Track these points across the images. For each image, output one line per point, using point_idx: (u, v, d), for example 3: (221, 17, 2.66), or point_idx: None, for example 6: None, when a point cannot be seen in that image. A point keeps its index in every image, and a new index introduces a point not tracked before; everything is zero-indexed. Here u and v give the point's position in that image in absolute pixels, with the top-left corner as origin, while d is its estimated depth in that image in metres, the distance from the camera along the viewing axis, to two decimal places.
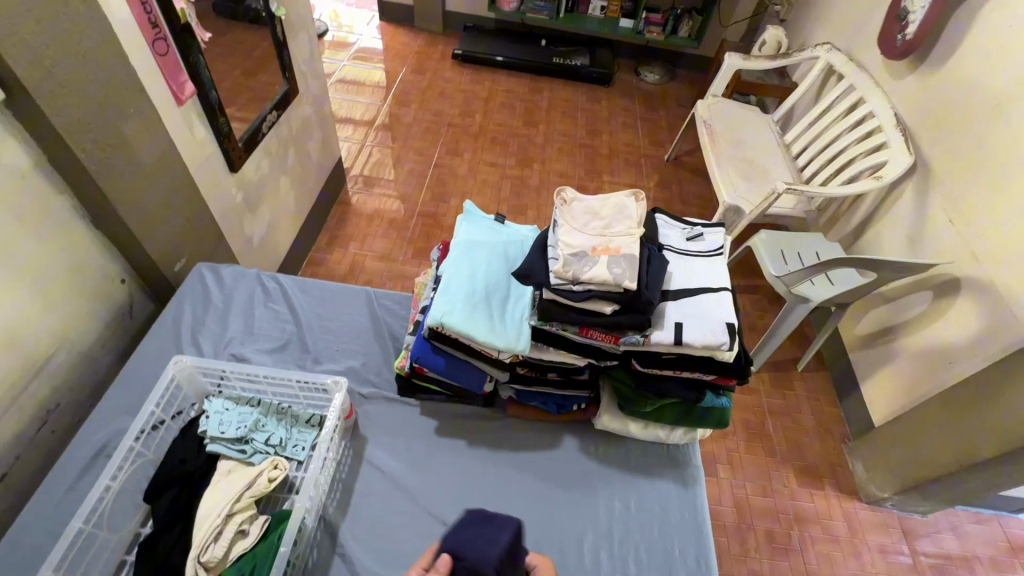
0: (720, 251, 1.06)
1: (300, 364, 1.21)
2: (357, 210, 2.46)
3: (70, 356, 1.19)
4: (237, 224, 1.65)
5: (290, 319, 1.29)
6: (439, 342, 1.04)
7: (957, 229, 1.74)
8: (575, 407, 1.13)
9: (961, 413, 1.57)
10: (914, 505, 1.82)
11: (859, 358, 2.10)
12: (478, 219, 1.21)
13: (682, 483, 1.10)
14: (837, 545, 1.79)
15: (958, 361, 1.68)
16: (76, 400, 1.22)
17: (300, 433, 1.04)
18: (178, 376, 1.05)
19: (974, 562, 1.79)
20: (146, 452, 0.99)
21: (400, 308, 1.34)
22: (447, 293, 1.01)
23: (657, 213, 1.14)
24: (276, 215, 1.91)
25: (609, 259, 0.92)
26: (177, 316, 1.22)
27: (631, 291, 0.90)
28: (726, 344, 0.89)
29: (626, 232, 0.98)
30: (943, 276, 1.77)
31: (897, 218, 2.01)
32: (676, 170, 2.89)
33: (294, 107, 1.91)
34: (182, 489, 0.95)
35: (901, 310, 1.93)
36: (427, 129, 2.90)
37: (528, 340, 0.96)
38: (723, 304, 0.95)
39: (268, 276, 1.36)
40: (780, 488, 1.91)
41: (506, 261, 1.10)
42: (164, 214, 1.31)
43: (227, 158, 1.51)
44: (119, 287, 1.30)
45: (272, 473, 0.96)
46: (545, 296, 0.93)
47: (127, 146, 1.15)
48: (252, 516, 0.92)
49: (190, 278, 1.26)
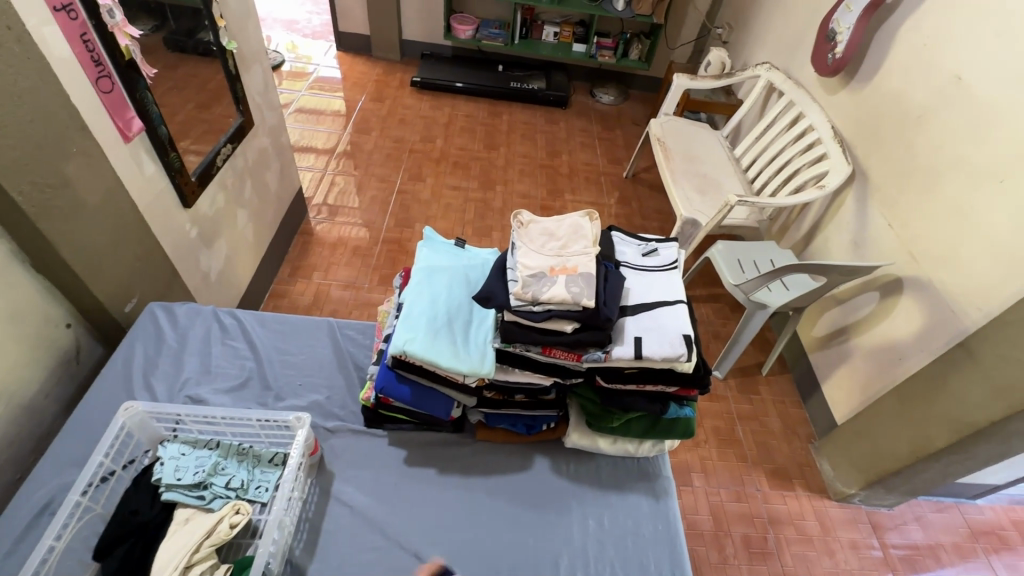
0: (675, 265, 1.10)
1: (262, 401, 1.18)
2: (320, 239, 2.43)
3: (10, 409, 1.12)
4: (192, 260, 1.61)
5: (250, 355, 1.26)
6: (404, 371, 1.03)
7: (895, 232, 1.85)
8: (545, 427, 1.14)
9: (912, 406, 1.65)
10: (879, 499, 1.88)
11: (818, 359, 2.18)
12: (439, 244, 1.21)
13: (654, 495, 1.11)
14: (810, 545, 1.83)
15: (906, 357, 1.77)
16: (17, 455, 1.14)
17: (262, 474, 1.00)
18: (129, 423, 1.00)
19: (939, 550, 1.85)
20: (94, 507, 0.93)
21: (364, 338, 1.32)
22: (409, 321, 1.00)
23: (613, 231, 1.18)
24: (234, 248, 1.87)
25: (567, 279, 0.94)
26: (128, 359, 1.17)
27: (590, 309, 0.92)
28: (684, 355, 0.92)
29: (583, 251, 1.00)
30: (887, 277, 1.87)
31: (842, 224, 2.12)
32: (635, 187, 2.97)
33: (250, 138, 1.89)
34: (136, 542, 0.90)
35: (852, 311, 2.02)
36: (389, 155, 2.91)
37: (492, 363, 0.97)
38: (679, 317, 0.98)
39: (225, 312, 1.33)
40: (753, 492, 1.94)
41: (468, 285, 1.10)
42: (112, 254, 1.26)
43: (179, 193, 1.48)
44: (65, 332, 1.24)
45: (232, 519, 0.91)
46: (506, 318, 0.95)
47: (71, 187, 1.12)
48: (213, 565, 0.87)
49: (142, 319, 1.22)
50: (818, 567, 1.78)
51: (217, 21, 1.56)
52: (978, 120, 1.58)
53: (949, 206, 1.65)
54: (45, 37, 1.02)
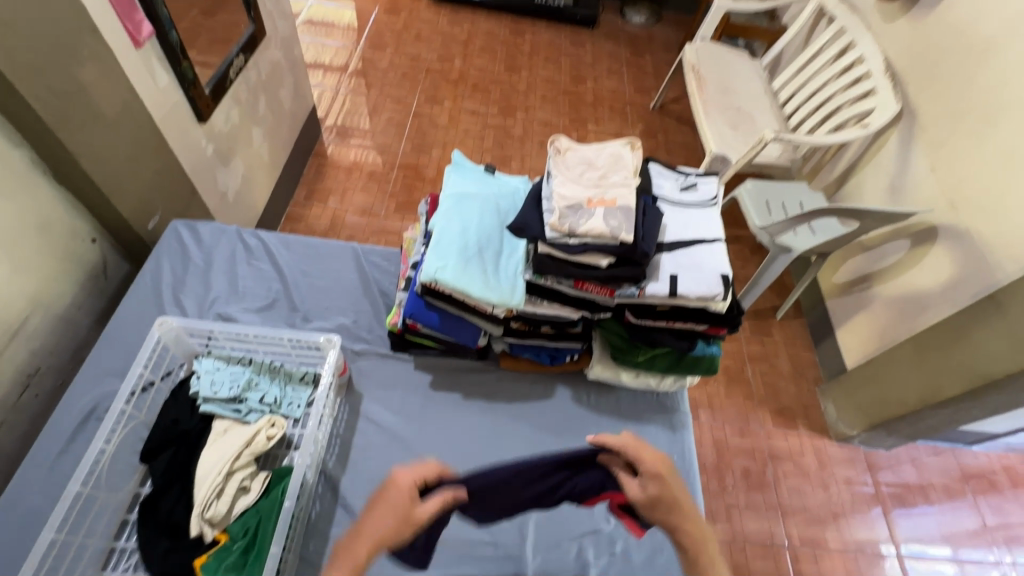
0: (714, 201, 1.05)
1: (290, 322, 1.19)
2: (335, 162, 2.36)
3: (47, 320, 1.14)
4: (210, 178, 1.57)
5: (275, 277, 1.25)
6: (433, 298, 1.02)
7: (937, 178, 1.76)
8: (568, 358, 1.15)
9: (930, 355, 1.65)
10: (879, 441, 1.94)
11: (835, 305, 2.17)
12: (468, 170, 1.17)
13: (671, 427, 1.14)
14: (807, 479, 1.91)
15: (929, 308, 1.75)
16: (59, 363, 1.18)
17: (294, 391, 1.04)
18: (164, 337, 1.01)
19: (929, 489, 1.94)
20: (137, 414, 0.97)
21: (388, 264, 1.31)
22: (439, 249, 0.98)
23: (651, 163, 1.12)
24: (250, 168, 1.82)
25: (605, 211, 0.91)
26: (157, 274, 1.18)
27: (628, 243, 0.89)
28: (720, 295, 0.91)
29: (622, 182, 0.96)
30: (921, 225, 1.81)
31: (880, 167, 2.02)
32: (662, 119, 2.83)
33: (262, 50, 1.78)
34: (180, 448, 0.94)
35: (878, 259, 1.98)
36: (405, 75, 2.76)
37: (523, 294, 0.96)
38: (717, 256, 0.95)
39: (248, 232, 1.30)
40: (757, 429, 2.00)
41: (498, 214, 1.07)
42: (132, 169, 1.23)
43: (194, 107, 1.41)
44: (91, 247, 1.24)
45: (269, 432, 0.96)
46: (540, 250, 0.92)
47: (86, 95, 1.07)
48: (252, 473, 0.93)
49: (166, 236, 1.21)
50: (812, 499, 1.87)
51: None
52: None
53: (1000, 152, 1.56)
54: None
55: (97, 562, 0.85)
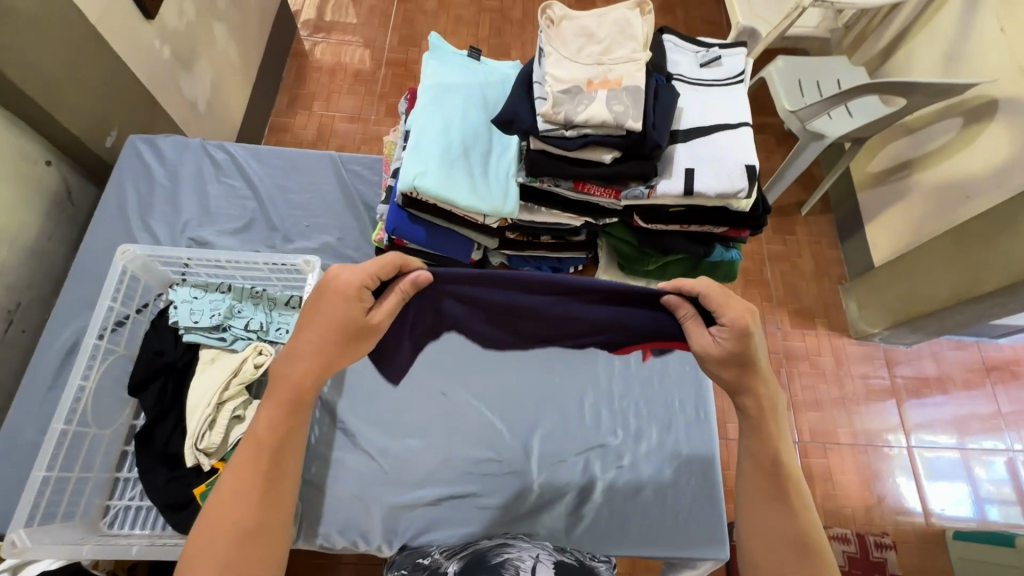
0: (741, 78, 0.88)
1: (270, 244, 1.11)
2: (315, 62, 2.13)
3: (16, 252, 1.07)
4: (173, 86, 1.40)
5: (250, 194, 1.15)
6: (416, 210, 0.91)
7: (1007, 41, 1.51)
8: (571, 270, 1.06)
9: (969, 248, 1.52)
10: (900, 337, 1.87)
11: (868, 197, 1.99)
12: (449, 54, 0.99)
13: None
14: (822, 378, 1.88)
15: (976, 197, 1.58)
16: (40, 296, 1.13)
17: (281, 316, 0.98)
18: (130, 267, 0.94)
19: (948, 383, 1.90)
20: (117, 348, 0.93)
21: (372, 174, 1.18)
22: (418, 151, 0.86)
23: (666, 34, 0.94)
24: (219, 72, 1.63)
25: (608, 94, 0.75)
26: (120, 198, 1.08)
27: (635, 133, 0.75)
28: (744, 192, 0.78)
29: (630, 57, 0.79)
30: (979, 98, 1.58)
31: (937, 31, 1.73)
32: None
33: None
34: (168, 380, 0.91)
35: (922, 143, 1.77)
36: None
37: (516, 200, 0.84)
38: (743, 144, 0.81)
39: (214, 145, 1.17)
40: (773, 330, 1.94)
41: (485, 108, 0.92)
42: (73, 77, 1.08)
43: (138, 2, 1.21)
44: (48, 170, 1.13)
45: (257, 360, 0.91)
46: (532, 146, 0.79)
47: None
48: (245, 402, 0.90)
49: (124, 154, 1.09)
50: (825, 395, 1.85)
51: None
52: None
53: None
54: None
55: (104, 491, 0.88)
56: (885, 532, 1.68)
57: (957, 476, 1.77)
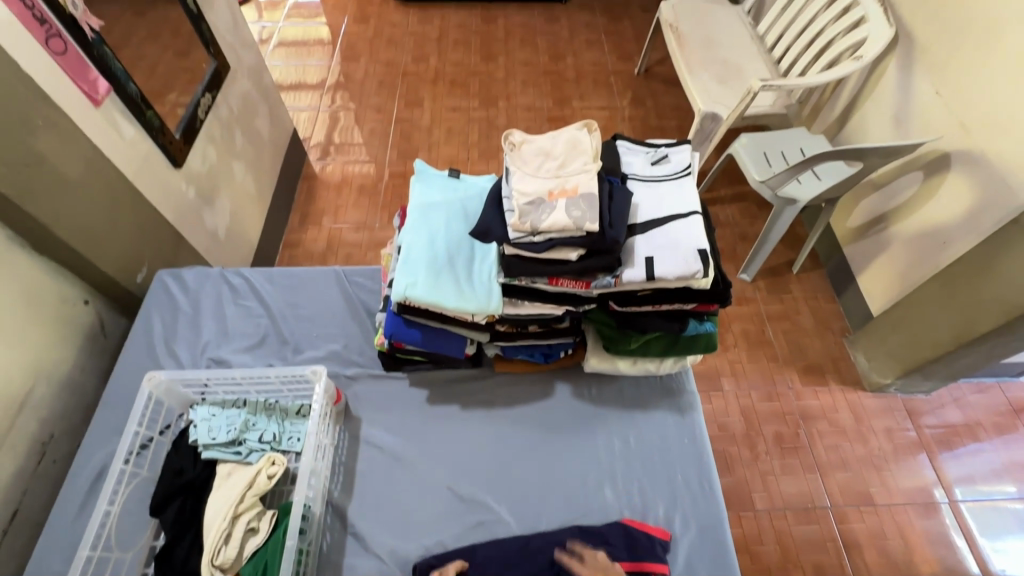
0: (688, 171, 1.00)
1: (282, 356, 1.20)
2: (324, 182, 2.36)
3: (51, 387, 1.16)
4: (197, 221, 1.58)
5: (263, 313, 1.26)
6: (411, 315, 1.00)
7: (944, 100, 1.63)
8: (562, 354, 1.12)
9: (957, 289, 1.55)
10: (916, 386, 1.84)
11: (853, 251, 2.06)
12: (432, 177, 1.14)
13: (678, 411, 1.10)
14: (844, 436, 1.83)
15: (952, 242, 1.63)
16: (71, 427, 1.21)
17: (292, 425, 1.04)
18: (155, 392, 1.03)
19: (978, 429, 1.84)
20: (140, 471, 0.99)
21: (373, 283, 1.29)
22: (408, 265, 0.96)
23: (619, 140, 1.07)
24: (237, 202, 1.83)
25: (567, 202, 0.87)
26: (148, 329, 1.20)
27: (594, 232, 0.86)
28: (701, 271, 0.86)
29: (583, 169, 0.92)
30: (932, 153, 1.69)
31: (882, 98, 1.88)
32: (649, 83, 2.72)
33: (230, 82, 1.78)
34: (187, 498, 0.95)
35: (890, 198, 1.86)
36: (383, 82, 2.73)
37: (499, 299, 0.93)
38: (694, 229, 0.90)
39: (231, 272, 1.31)
40: (785, 390, 1.93)
41: (466, 220, 1.04)
42: (111, 227, 1.24)
43: (167, 153, 1.42)
44: (85, 309, 1.26)
45: (270, 470, 0.95)
46: (507, 252, 0.89)
47: (46, 162, 1.08)
48: (259, 513, 0.93)
49: (153, 289, 1.22)
50: (852, 455, 1.79)
51: None
52: None
53: (1010, 61, 1.43)
54: None
55: None
56: None
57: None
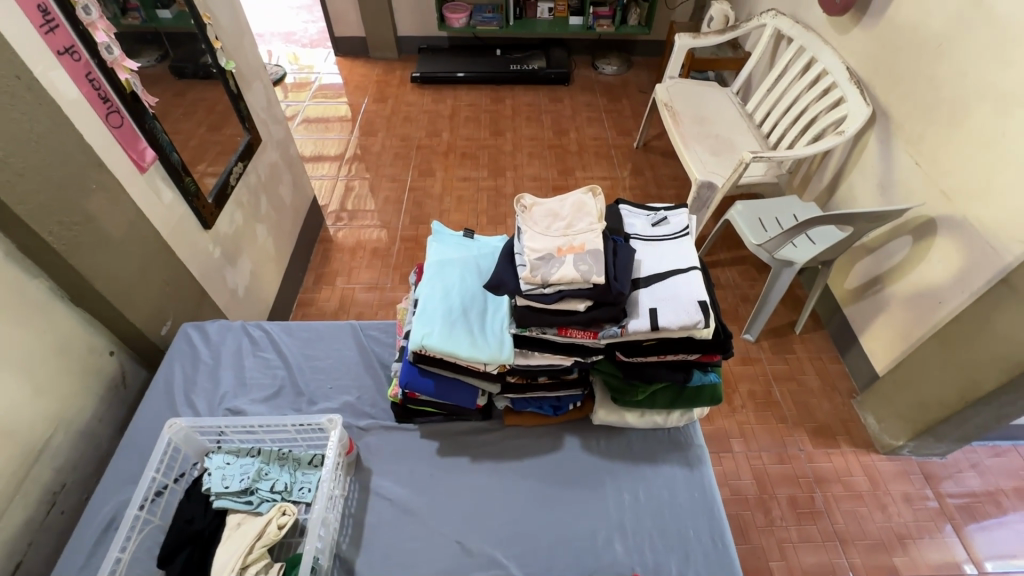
0: (686, 231, 1.08)
1: (296, 407, 1.22)
2: (339, 244, 2.47)
3: (68, 437, 1.19)
4: (219, 279, 1.65)
5: (281, 365, 1.30)
6: (426, 365, 1.04)
7: (924, 172, 1.74)
8: (571, 406, 1.15)
9: (957, 347, 1.57)
10: (930, 448, 1.82)
11: (853, 312, 2.10)
12: (447, 237, 1.22)
13: (687, 465, 1.11)
14: (861, 501, 1.78)
15: (946, 301, 1.68)
16: (82, 477, 1.21)
17: (304, 475, 1.05)
18: (174, 439, 1.04)
19: (1000, 496, 1.79)
20: (152, 519, 0.99)
21: (388, 337, 1.35)
22: (425, 316, 1.02)
23: (621, 204, 1.16)
24: (258, 264, 1.92)
25: (575, 257, 0.94)
26: (169, 378, 1.23)
27: (600, 285, 0.92)
28: (702, 322, 0.90)
29: (589, 228, 1.00)
30: (919, 219, 1.77)
31: (867, 169, 2.00)
32: (648, 156, 2.91)
33: (259, 154, 1.94)
34: (195, 549, 0.95)
35: (884, 260, 1.93)
36: (398, 154, 2.93)
37: (510, 348, 0.98)
38: (694, 283, 0.96)
39: (253, 325, 1.37)
40: (796, 453, 1.90)
41: (479, 276, 1.11)
42: (143, 282, 1.32)
43: (199, 216, 1.53)
44: (109, 359, 1.31)
45: (280, 520, 0.96)
46: (519, 304, 0.95)
47: (96, 222, 1.17)
48: (266, 565, 0.93)
49: (177, 340, 1.28)
50: (870, 522, 1.74)
51: (214, 42, 1.60)
52: (1005, 40, 1.47)
53: (979, 139, 1.55)
54: (53, 80, 1.06)
55: None
56: None
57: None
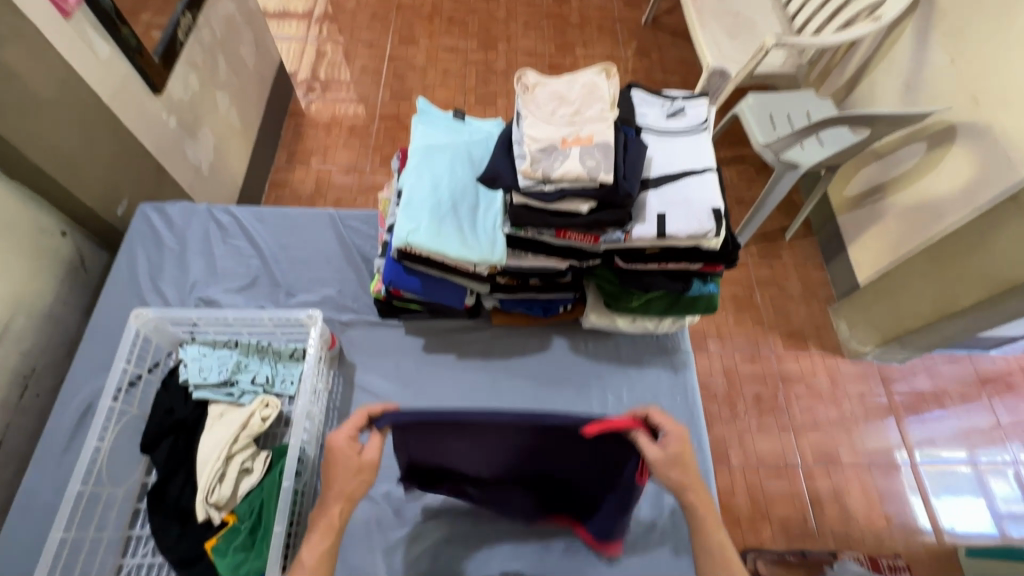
0: (704, 126, 0.96)
1: (273, 299, 1.17)
2: (312, 120, 2.23)
3: (32, 321, 1.12)
4: (179, 156, 1.48)
5: (253, 253, 1.21)
6: (411, 263, 0.97)
7: (958, 72, 1.59)
8: (562, 309, 1.11)
9: (947, 263, 1.56)
10: (893, 354, 1.89)
11: (847, 220, 2.04)
12: (437, 119, 1.08)
13: (672, 369, 1.12)
14: (820, 399, 1.89)
15: (943, 214, 1.63)
16: (54, 361, 1.17)
17: (286, 368, 1.02)
18: (143, 330, 0.99)
19: (945, 397, 1.90)
20: (130, 408, 0.96)
21: (369, 228, 1.25)
22: (410, 210, 0.93)
23: (634, 89, 1.02)
24: (221, 138, 1.72)
25: (581, 151, 0.83)
26: (132, 264, 1.15)
27: (608, 185, 0.82)
28: (713, 231, 0.84)
29: (598, 116, 0.88)
30: (938, 124, 1.66)
31: (895, 64, 1.82)
32: (657, 34, 2.61)
33: (211, 4, 1.63)
34: (179, 436, 0.94)
35: (891, 167, 1.84)
36: (375, 15, 2.55)
37: (504, 248, 0.90)
38: (708, 187, 0.88)
39: (219, 208, 1.25)
40: (767, 354, 1.97)
41: (471, 166, 1.00)
42: (89, 155, 1.17)
43: (145, 77, 1.31)
44: (62, 240, 1.19)
45: (264, 413, 0.95)
46: (515, 201, 0.85)
47: (18, 80, 0.99)
48: (253, 453, 0.93)
49: (136, 222, 1.16)
50: (824, 416, 1.86)
51: None
52: None
53: None
54: None
55: (117, 551, 0.88)
56: (898, 553, 1.64)
57: (976, 490, 1.74)
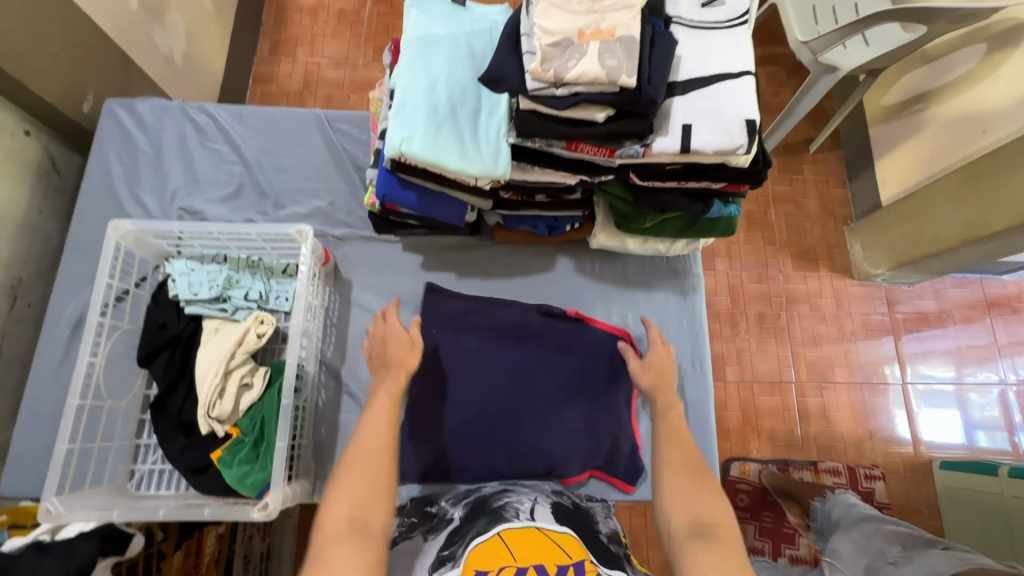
0: (745, 19, 0.82)
1: (262, 211, 1.10)
2: (296, 3, 1.93)
3: (10, 230, 1.05)
4: (146, 41, 1.30)
5: (236, 160, 1.12)
6: (406, 175, 0.88)
7: None
8: (567, 228, 1.04)
9: (979, 185, 1.39)
10: (905, 278, 1.74)
11: (876, 135, 1.83)
12: (431, 2, 0.93)
13: (681, 292, 1.08)
14: (822, 320, 1.79)
15: (993, 128, 1.45)
16: (37, 270, 1.11)
17: (279, 285, 0.98)
18: (123, 243, 0.93)
19: (948, 319, 1.78)
20: (121, 323, 0.94)
21: (359, 133, 1.14)
22: (404, 114, 0.82)
23: None
24: (190, 20, 1.50)
25: (601, 47, 0.71)
26: (106, 170, 1.07)
27: (630, 89, 0.71)
28: (744, 148, 0.75)
29: (622, 4, 0.74)
30: (1006, 22, 1.45)
31: None
32: None
33: None
34: (176, 352, 0.93)
35: (941, 72, 1.61)
36: None
37: (508, 162, 0.81)
38: (743, 94, 0.77)
39: (194, 107, 1.13)
40: (775, 274, 1.83)
41: (472, 63, 0.87)
42: (39, 40, 1.01)
43: None
44: (28, 141, 1.08)
45: (259, 330, 0.93)
46: (521, 106, 0.75)
47: None
48: (252, 369, 0.92)
49: (103, 122, 1.06)
50: (825, 335, 1.77)
51: None
52: None
53: None
54: None
55: (127, 458, 0.92)
56: (875, 464, 1.66)
57: (947, 405, 1.71)
